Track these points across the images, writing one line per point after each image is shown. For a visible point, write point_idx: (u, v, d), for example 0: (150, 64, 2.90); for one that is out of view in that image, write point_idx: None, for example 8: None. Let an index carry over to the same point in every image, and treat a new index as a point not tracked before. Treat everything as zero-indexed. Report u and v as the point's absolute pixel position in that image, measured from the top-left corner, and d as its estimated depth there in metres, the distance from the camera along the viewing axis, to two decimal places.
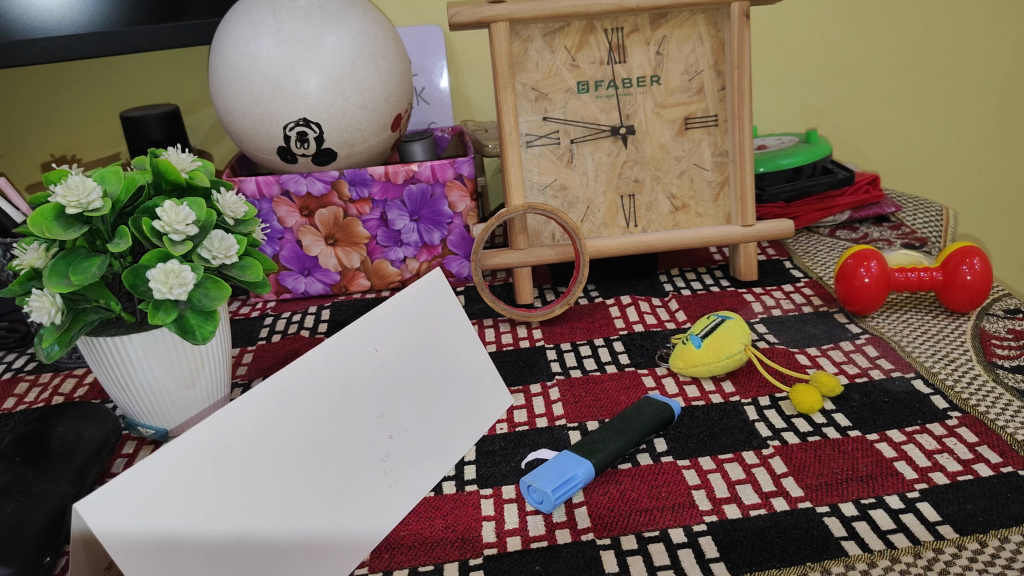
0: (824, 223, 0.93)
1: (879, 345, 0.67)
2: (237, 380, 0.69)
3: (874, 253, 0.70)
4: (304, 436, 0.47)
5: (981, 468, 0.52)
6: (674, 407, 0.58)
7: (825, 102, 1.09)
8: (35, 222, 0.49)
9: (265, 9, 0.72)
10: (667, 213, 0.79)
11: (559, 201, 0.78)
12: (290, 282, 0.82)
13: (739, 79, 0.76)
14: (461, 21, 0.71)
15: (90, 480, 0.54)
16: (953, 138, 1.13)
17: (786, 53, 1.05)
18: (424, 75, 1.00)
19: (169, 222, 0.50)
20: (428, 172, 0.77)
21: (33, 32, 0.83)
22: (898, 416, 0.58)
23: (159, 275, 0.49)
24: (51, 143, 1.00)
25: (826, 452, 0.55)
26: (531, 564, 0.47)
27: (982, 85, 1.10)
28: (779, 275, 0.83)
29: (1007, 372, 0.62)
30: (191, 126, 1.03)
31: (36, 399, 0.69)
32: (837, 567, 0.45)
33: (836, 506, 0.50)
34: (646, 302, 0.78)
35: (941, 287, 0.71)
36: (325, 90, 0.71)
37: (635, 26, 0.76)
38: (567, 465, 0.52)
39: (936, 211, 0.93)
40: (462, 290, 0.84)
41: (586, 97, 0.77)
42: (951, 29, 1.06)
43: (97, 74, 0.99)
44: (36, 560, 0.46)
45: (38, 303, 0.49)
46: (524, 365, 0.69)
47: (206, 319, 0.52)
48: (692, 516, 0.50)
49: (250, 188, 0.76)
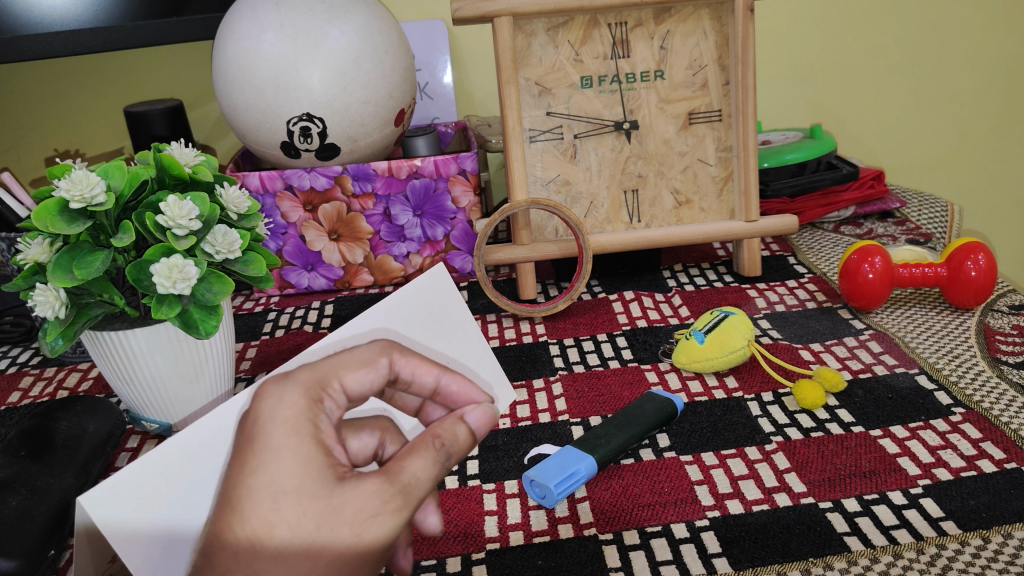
0: (829, 219, 0.92)
1: (882, 341, 0.67)
2: (241, 375, 0.70)
3: (878, 249, 0.70)
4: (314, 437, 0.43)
5: (985, 464, 0.52)
6: (677, 407, 0.58)
7: (831, 97, 1.09)
8: (38, 216, 0.49)
9: (269, 4, 0.72)
10: (670, 208, 0.79)
11: (563, 196, 0.78)
12: (293, 277, 0.82)
13: (743, 74, 0.75)
14: (464, 16, 0.70)
15: (95, 473, 0.54)
16: (958, 132, 1.12)
17: (791, 47, 1.05)
18: (428, 70, 0.99)
19: (172, 216, 0.50)
20: (431, 167, 0.77)
21: (38, 27, 0.83)
22: (902, 412, 0.58)
23: (163, 269, 0.49)
24: (55, 138, 1.00)
25: (829, 448, 0.55)
26: (533, 558, 0.47)
27: (988, 80, 1.09)
28: (783, 270, 0.82)
29: (1012, 367, 0.62)
30: (195, 121, 1.04)
31: (40, 394, 0.69)
32: (839, 563, 0.45)
33: (839, 502, 0.50)
34: (649, 298, 0.77)
35: (946, 283, 0.70)
36: (328, 84, 0.71)
37: (638, 21, 0.76)
38: (570, 460, 0.52)
39: (941, 207, 0.92)
40: (465, 285, 0.84)
41: (590, 91, 0.76)
42: (957, 23, 1.05)
43: (101, 69, 0.99)
44: (41, 553, 0.46)
45: (43, 298, 0.50)
46: (526, 360, 0.69)
47: (210, 314, 0.52)
48: (694, 511, 0.50)
49: (253, 183, 0.76)
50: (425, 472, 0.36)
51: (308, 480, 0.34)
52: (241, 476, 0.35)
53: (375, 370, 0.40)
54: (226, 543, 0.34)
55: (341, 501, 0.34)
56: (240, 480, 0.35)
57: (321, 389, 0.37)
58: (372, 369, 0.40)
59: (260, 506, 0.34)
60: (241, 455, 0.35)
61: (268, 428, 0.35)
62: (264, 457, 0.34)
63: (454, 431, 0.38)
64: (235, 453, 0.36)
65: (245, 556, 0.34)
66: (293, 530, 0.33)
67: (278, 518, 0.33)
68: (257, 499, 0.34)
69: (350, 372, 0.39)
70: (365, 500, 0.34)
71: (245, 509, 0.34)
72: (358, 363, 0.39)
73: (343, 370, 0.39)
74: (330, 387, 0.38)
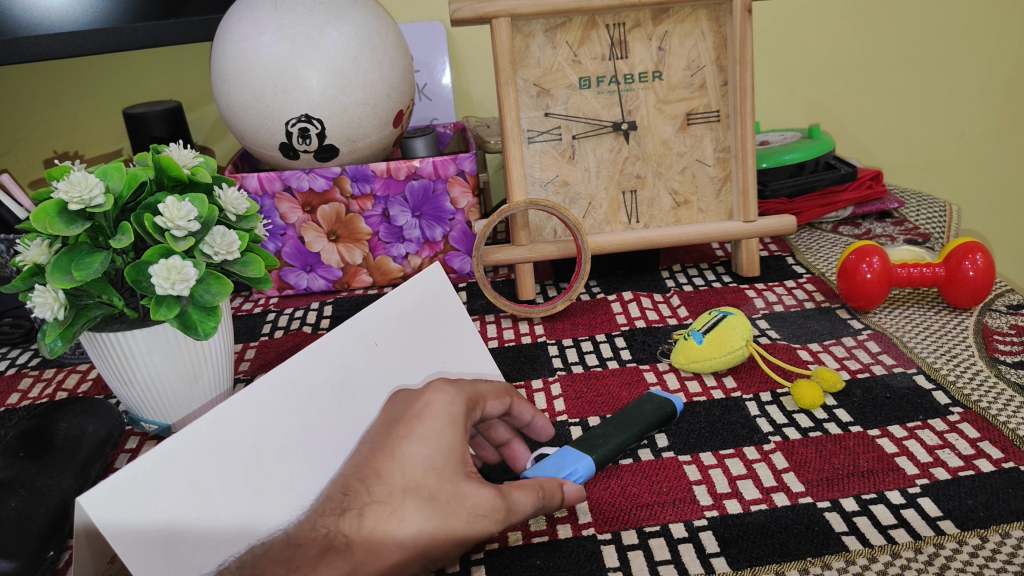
0: (827, 219, 0.92)
1: (881, 341, 0.67)
2: (240, 375, 0.70)
3: (876, 249, 0.70)
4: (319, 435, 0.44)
5: (982, 463, 0.52)
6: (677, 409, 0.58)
7: (828, 97, 1.09)
8: (37, 217, 0.49)
9: (267, 5, 0.72)
10: (669, 208, 0.79)
11: (562, 196, 0.78)
12: (292, 278, 0.82)
13: (741, 74, 0.75)
14: (462, 17, 0.70)
15: (93, 474, 0.54)
16: (956, 131, 1.12)
17: (789, 48, 1.05)
18: (427, 71, 1.00)
19: (171, 218, 0.50)
20: (430, 168, 0.77)
21: (37, 28, 0.83)
22: (899, 412, 0.58)
23: (161, 270, 0.49)
24: (54, 140, 1.01)
25: (827, 448, 0.55)
26: (531, 559, 0.47)
27: (985, 80, 1.09)
28: (781, 270, 0.83)
29: (1010, 367, 0.62)
30: (194, 123, 1.04)
31: (40, 395, 0.69)
32: (837, 562, 0.45)
33: (837, 502, 0.50)
34: (648, 298, 0.78)
35: (944, 283, 0.70)
36: (327, 86, 0.71)
37: (637, 22, 0.76)
38: (567, 460, 0.51)
39: (939, 207, 0.93)
40: (464, 286, 0.84)
41: (588, 92, 0.77)
42: (955, 23, 1.05)
43: (101, 71, 0.99)
44: (39, 555, 0.46)
45: (42, 298, 0.50)
46: (525, 361, 0.69)
47: (209, 315, 0.52)
48: (693, 511, 0.50)
49: (251, 184, 0.76)
50: (527, 507, 0.44)
51: (452, 466, 0.42)
52: (403, 439, 0.43)
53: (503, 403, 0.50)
54: (382, 480, 0.41)
55: (464, 493, 0.41)
56: (403, 442, 0.42)
57: (476, 402, 0.47)
58: (504, 401, 0.50)
59: (413, 467, 0.41)
60: (407, 424, 0.44)
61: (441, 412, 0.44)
62: (431, 432, 0.43)
63: (555, 493, 0.46)
64: (398, 423, 0.44)
65: (391, 498, 0.40)
66: (429, 495, 0.41)
67: (421, 481, 0.41)
68: (411, 459, 0.42)
69: (493, 400, 0.49)
70: (481, 497, 0.42)
71: (403, 462, 0.41)
72: (499, 393, 0.50)
73: (489, 396, 0.49)
74: (477, 405, 0.47)
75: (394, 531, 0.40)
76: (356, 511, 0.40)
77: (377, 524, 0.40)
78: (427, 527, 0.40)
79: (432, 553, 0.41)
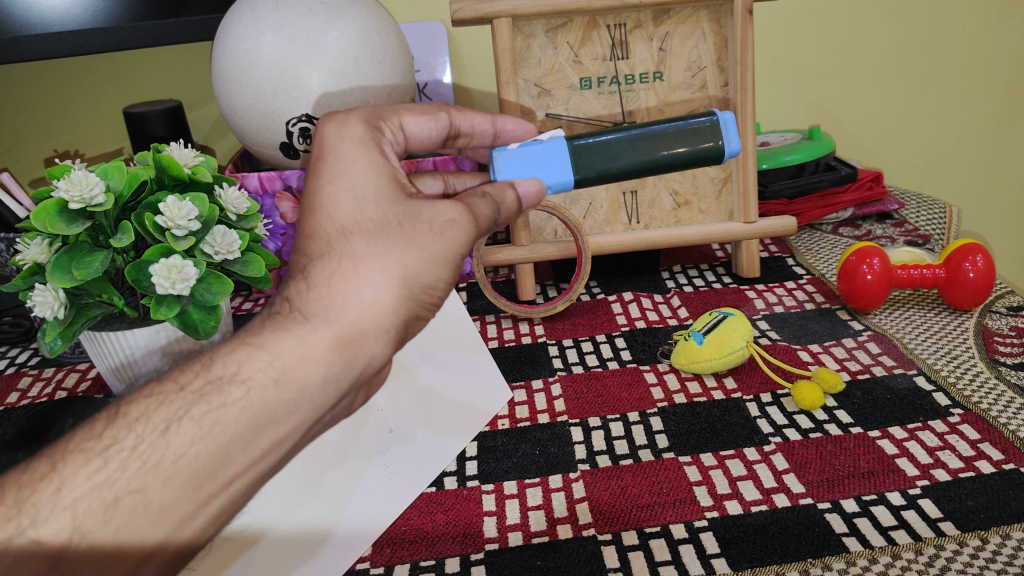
0: (827, 220, 0.93)
1: (881, 342, 0.67)
2: None
3: (877, 250, 0.70)
4: (327, 448, 0.50)
5: (983, 465, 0.52)
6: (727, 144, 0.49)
7: (828, 98, 1.09)
8: (37, 217, 0.49)
9: (267, 5, 0.71)
10: (670, 209, 0.79)
11: (562, 197, 0.78)
12: None
13: (741, 75, 0.75)
14: (463, 17, 0.70)
15: None
16: (955, 133, 1.13)
17: (789, 49, 1.05)
18: (427, 71, 0.99)
19: (172, 217, 0.50)
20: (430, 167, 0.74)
21: (37, 28, 0.83)
22: (899, 413, 0.58)
23: (161, 270, 0.49)
24: (54, 140, 1.00)
25: (828, 449, 0.55)
26: (531, 559, 0.47)
27: (986, 82, 1.09)
28: (781, 271, 0.83)
29: (1010, 369, 0.62)
30: (194, 123, 1.04)
31: (39, 394, 0.69)
32: (837, 563, 0.45)
33: (837, 502, 0.50)
34: (648, 299, 0.78)
35: (944, 284, 0.71)
36: (327, 86, 0.71)
37: (638, 22, 0.76)
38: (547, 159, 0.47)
39: (939, 209, 0.93)
40: (464, 286, 0.84)
41: (588, 93, 0.77)
42: (956, 24, 1.05)
43: (100, 70, 0.99)
44: None
45: (42, 298, 0.50)
46: (525, 361, 0.69)
47: (209, 314, 0.52)
48: (693, 513, 0.50)
49: (251, 184, 0.76)
50: (487, 211, 0.42)
51: (383, 190, 0.39)
52: (318, 183, 0.39)
53: (434, 120, 0.45)
54: (316, 238, 0.38)
55: (416, 209, 0.39)
56: (318, 188, 0.39)
57: (381, 119, 0.43)
58: (433, 120, 0.45)
59: (343, 203, 0.38)
60: (313, 168, 0.40)
61: (340, 136, 0.40)
62: (346, 163, 0.39)
63: (505, 195, 0.44)
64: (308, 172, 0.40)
65: (333, 246, 0.38)
66: (375, 224, 0.38)
67: (360, 217, 0.38)
68: (336, 201, 0.38)
69: (412, 117, 0.44)
70: (438, 211, 0.39)
71: (328, 208, 0.38)
72: (421, 112, 0.45)
73: (405, 112, 0.44)
74: (389, 122, 0.43)
75: (353, 278, 0.37)
76: (302, 277, 0.38)
77: (330, 277, 0.37)
78: (389, 258, 0.38)
79: (415, 287, 0.38)
